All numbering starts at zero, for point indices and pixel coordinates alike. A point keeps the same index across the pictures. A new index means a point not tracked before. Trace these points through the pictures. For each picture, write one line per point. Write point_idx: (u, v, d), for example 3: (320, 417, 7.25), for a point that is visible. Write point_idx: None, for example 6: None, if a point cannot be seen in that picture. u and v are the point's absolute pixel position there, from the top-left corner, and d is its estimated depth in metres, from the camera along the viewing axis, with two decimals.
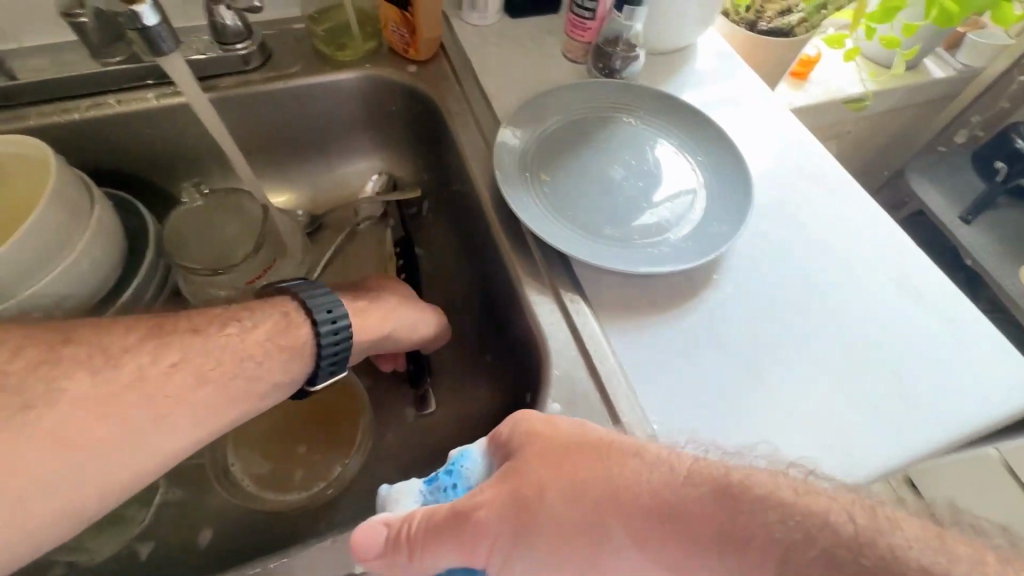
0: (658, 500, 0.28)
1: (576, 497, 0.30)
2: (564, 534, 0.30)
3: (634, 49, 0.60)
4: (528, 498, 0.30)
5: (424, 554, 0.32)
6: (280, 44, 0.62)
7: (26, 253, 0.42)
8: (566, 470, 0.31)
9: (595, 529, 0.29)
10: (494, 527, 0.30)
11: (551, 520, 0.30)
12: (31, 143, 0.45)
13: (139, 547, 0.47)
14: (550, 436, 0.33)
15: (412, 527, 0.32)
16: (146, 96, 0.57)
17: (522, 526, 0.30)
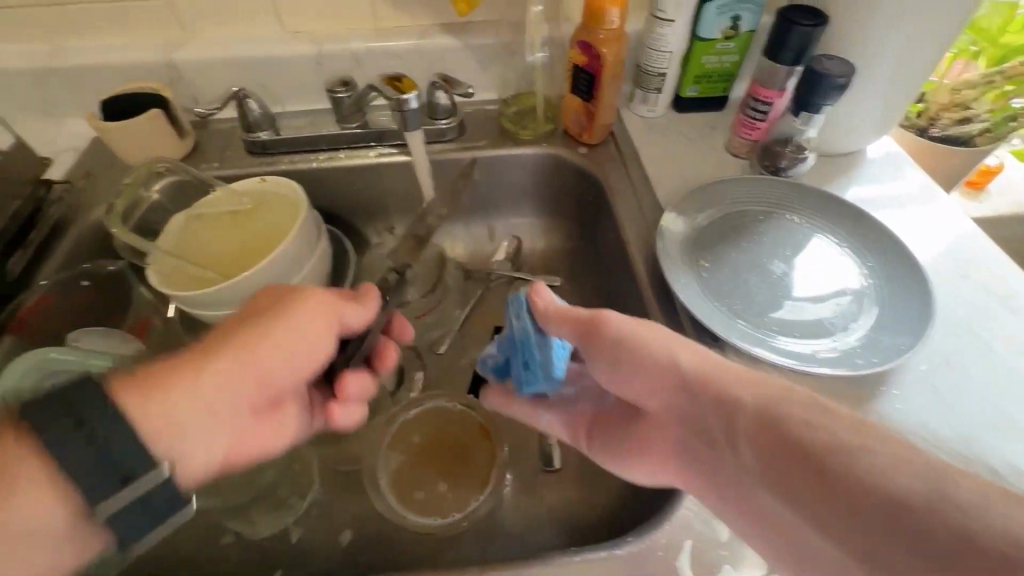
0: (785, 427, 0.32)
1: (695, 360, 0.37)
2: (730, 412, 0.34)
3: (803, 151, 0.62)
4: (709, 373, 0.36)
5: (556, 326, 0.43)
6: (474, 121, 0.73)
7: (275, 267, 0.53)
8: (750, 376, 0.35)
9: (763, 421, 0.32)
10: (646, 350, 0.38)
11: (663, 364, 0.37)
12: (295, 193, 0.58)
13: (292, 532, 0.52)
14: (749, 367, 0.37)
15: (561, 314, 0.43)
16: (366, 154, 0.70)
17: (637, 346, 0.39)
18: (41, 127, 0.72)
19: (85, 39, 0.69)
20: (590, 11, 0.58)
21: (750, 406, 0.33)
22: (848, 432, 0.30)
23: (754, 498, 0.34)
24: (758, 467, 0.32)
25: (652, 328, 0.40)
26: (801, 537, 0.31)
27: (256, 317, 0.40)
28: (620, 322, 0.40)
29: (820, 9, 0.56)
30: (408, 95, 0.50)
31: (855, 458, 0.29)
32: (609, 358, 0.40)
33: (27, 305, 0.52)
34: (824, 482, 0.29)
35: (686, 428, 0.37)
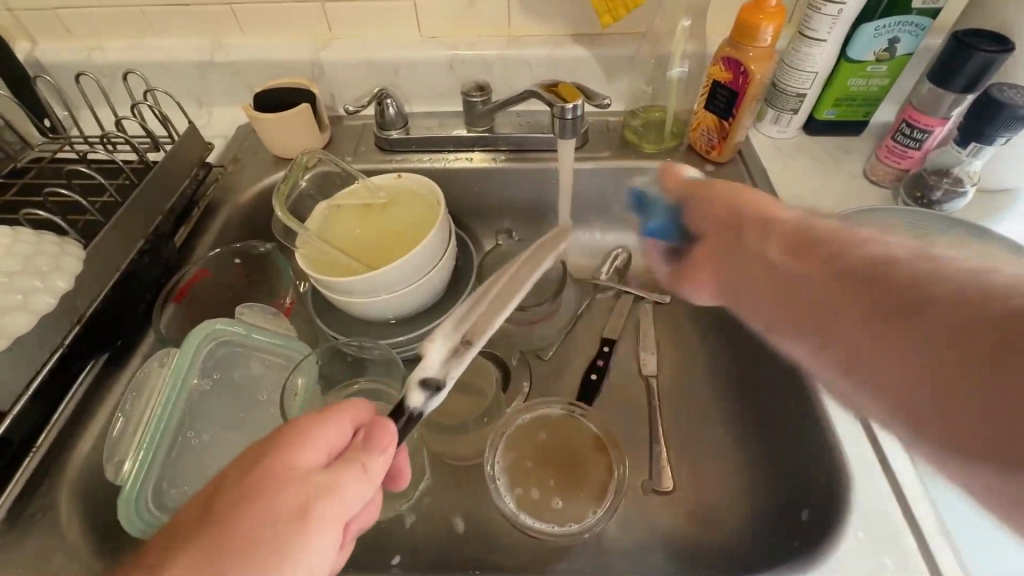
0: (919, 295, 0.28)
1: (788, 221, 0.37)
2: (817, 276, 0.33)
3: (963, 184, 0.58)
4: (811, 238, 0.35)
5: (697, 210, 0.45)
6: (596, 131, 0.73)
7: (415, 262, 0.55)
8: (818, 246, 0.34)
9: (854, 299, 0.31)
10: (789, 228, 0.37)
11: (730, 212, 0.42)
12: (433, 195, 0.61)
13: (406, 516, 0.54)
14: (784, 222, 0.37)
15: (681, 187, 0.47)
16: (488, 157, 0.71)
17: (753, 216, 0.40)
18: (195, 115, 0.79)
19: (243, 36, 0.74)
20: (742, 28, 0.57)
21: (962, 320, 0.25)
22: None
23: (798, 312, 0.34)
24: (873, 335, 0.29)
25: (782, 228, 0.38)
26: (870, 377, 0.29)
27: (240, 542, 0.31)
28: (728, 197, 0.42)
29: (999, 31, 0.53)
30: (572, 104, 0.57)
31: (965, 352, 0.24)
32: (774, 230, 0.38)
33: (189, 276, 0.55)
34: (928, 318, 0.27)
35: (735, 225, 0.41)
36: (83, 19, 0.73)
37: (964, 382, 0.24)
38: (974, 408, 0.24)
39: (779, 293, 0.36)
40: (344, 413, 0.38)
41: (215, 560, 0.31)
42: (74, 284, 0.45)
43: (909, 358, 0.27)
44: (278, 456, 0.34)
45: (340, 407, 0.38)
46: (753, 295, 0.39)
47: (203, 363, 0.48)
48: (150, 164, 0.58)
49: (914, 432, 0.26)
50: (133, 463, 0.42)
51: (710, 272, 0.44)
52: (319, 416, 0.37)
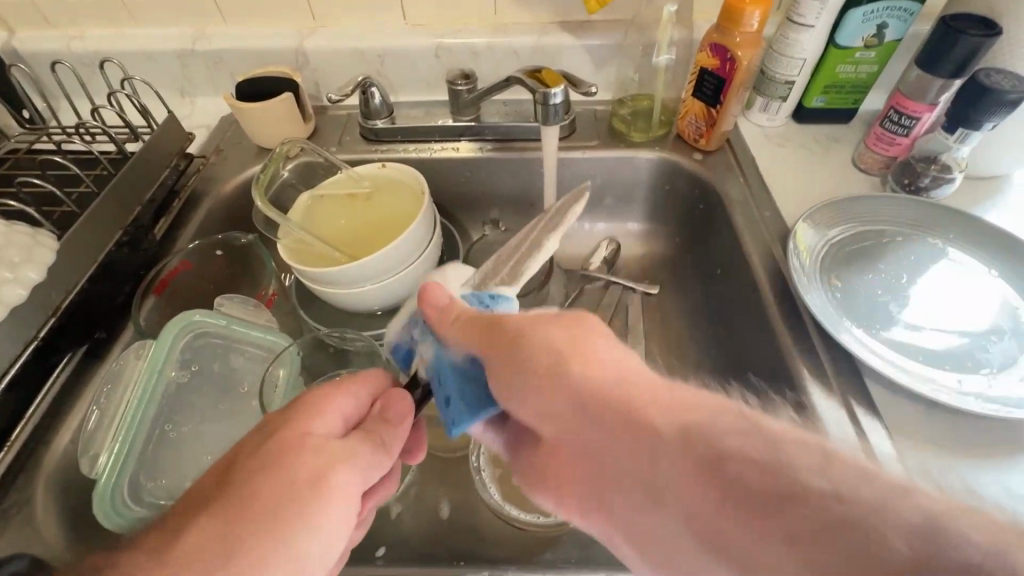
0: (635, 417, 0.27)
1: (619, 365, 0.30)
2: (608, 437, 0.28)
3: (951, 171, 0.57)
4: (609, 405, 0.29)
5: (448, 336, 0.37)
6: (584, 120, 0.73)
7: (399, 252, 0.54)
8: (583, 428, 0.30)
9: (648, 490, 0.27)
10: (665, 433, 0.26)
11: (551, 376, 0.31)
12: (418, 184, 0.60)
13: (391, 507, 0.53)
14: (573, 370, 0.30)
15: (453, 315, 0.37)
16: (474, 147, 0.70)
17: (564, 367, 0.31)
18: (178, 105, 0.78)
19: (225, 24, 0.73)
20: (729, 13, 0.56)
21: (612, 415, 0.28)
22: (764, 448, 0.23)
23: (597, 484, 0.31)
24: (665, 477, 0.26)
25: (613, 349, 0.32)
26: (651, 528, 0.27)
27: (276, 496, 0.32)
28: (533, 321, 0.34)
29: (990, 17, 0.52)
30: (553, 89, 0.57)
31: (675, 428, 0.26)
32: (578, 380, 0.30)
33: (169, 269, 0.54)
34: (654, 447, 0.26)
35: (570, 424, 0.31)
36: (60, 6, 0.72)
37: (715, 475, 0.24)
38: (782, 528, 0.21)
39: (630, 489, 0.28)
40: (356, 384, 0.39)
41: (230, 524, 0.31)
42: (47, 274, 0.45)
43: (710, 510, 0.24)
44: (297, 425, 0.35)
45: (354, 380, 0.39)
46: (595, 445, 0.30)
47: (181, 355, 0.48)
48: (128, 154, 0.57)
49: (687, 564, 0.26)
50: (109, 456, 0.42)
51: (508, 386, 0.33)
52: (334, 388, 0.38)
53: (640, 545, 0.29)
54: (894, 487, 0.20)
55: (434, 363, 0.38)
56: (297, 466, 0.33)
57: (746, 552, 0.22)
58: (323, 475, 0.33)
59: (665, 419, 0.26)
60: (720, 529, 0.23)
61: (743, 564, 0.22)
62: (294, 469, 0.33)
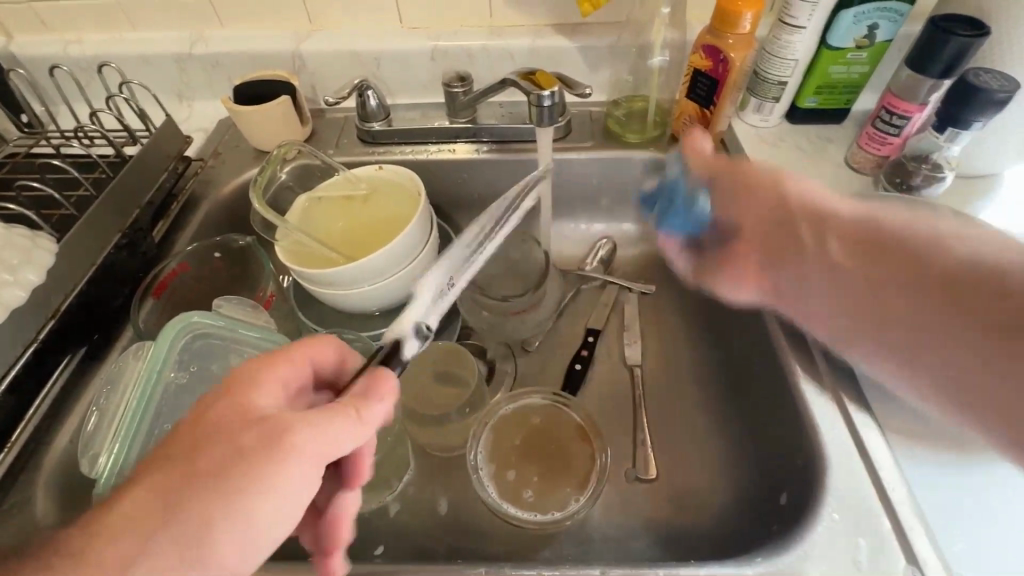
0: (916, 233, 0.42)
1: (852, 211, 0.47)
2: (862, 273, 0.45)
3: (941, 170, 0.58)
4: (825, 220, 0.48)
5: (694, 167, 0.55)
6: (581, 121, 0.73)
7: (396, 253, 0.55)
8: (885, 251, 0.43)
9: (878, 306, 0.43)
10: (915, 246, 0.41)
11: (815, 219, 0.48)
12: (414, 185, 0.60)
13: (390, 506, 0.54)
14: (837, 221, 0.47)
15: (702, 156, 0.55)
16: (471, 149, 0.71)
17: (830, 218, 0.48)
18: (175, 109, 0.78)
19: (222, 28, 0.73)
20: (722, 15, 0.57)
21: (880, 230, 0.44)
22: (999, 266, 0.36)
23: (873, 317, 0.44)
24: (911, 305, 0.41)
25: (834, 199, 0.48)
26: (930, 361, 0.40)
27: (225, 458, 0.32)
28: (810, 195, 0.49)
29: (979, 17, 0.53)
30: (547, 91, 0.57)
31: (935, 241, 0.40)
32: (847, 216, 0.47)
33: (168, 271, 0.55)
34: (893, 260, 0.42)
35: (818, 231, 0.48)
36: (58, 11, 0.72)
37: (956, 302, 0.37)
38: (980, 317, 0.36)
39: (908, 321, 0.41)
40: (301, 350, 0.40)
41: (180, 487, 0.31)
42: (45, 277, 0.45)
43: (947, 315, 0.38)
44: (235, 397, 0.35)
45: (296, 346, 0.40)
46: (852, 291, 0.46)
47: (178, 356, 0.48)
48: (126, 157, 0.57)
49: (886, 349, 0.44)
50: (108, 457, 0.42)
51: (759, 267, 0.53)
52: (278, 357, 0.39)
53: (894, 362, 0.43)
54: (1008, 258, 0.36)
55: (671, 184, 0.57)
56: (243, 432, 0.33)
57: (946, 370, 0.39)
58: (271, 440, 0.33)
59: (854, 220, 0.46)
60: (993, 326, 0.35)
61: (968, 323, 0.36)
62: (239, 436, 0.33)
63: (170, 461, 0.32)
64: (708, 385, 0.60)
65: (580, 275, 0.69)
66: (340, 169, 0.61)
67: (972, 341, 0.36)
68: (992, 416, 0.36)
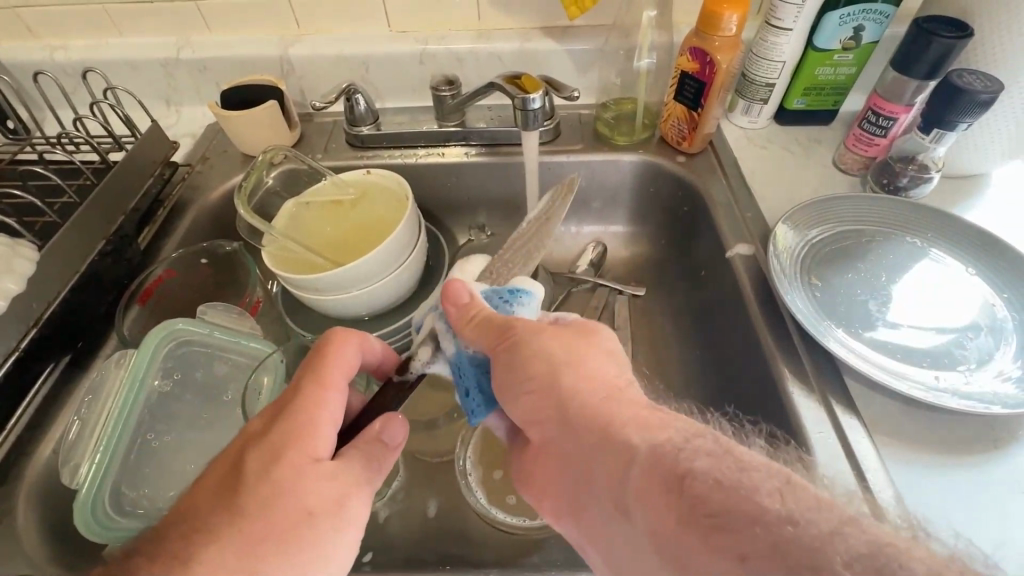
0: (622, 437, 0.30)
1: (587, 379, 0.34)
2: (531, 412, 0.35)
3: (928, 170, 0.58)
4: (558, 397, 0.34)
5: (465, 332, 0.39)
6: (569, 124, 0.73)
7: (383, 258, 0.55)
8: (510, 367, 0.36)
9: (584, 489, 0.31)
10: (649, 470, 0.27)
11: (562, 396, 0.33)
12: (403, 189, 0.60)
13: (380, 511, 0.54)
14: (547, 385, 0.34)
15: (471, 315, 0.39)
16: (460, 152, 0.71)
17: (565, 380, 0.34)
18: (163, 114, 0.78)
19: (209, 33, 0.73)
20: (707, 17, 0.57)
21: (588, 433, 0.31)
22: (749, 493, 0.24)
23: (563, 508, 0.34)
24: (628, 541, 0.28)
25: (606, 364, 0.35)
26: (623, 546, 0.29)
27: (296, 515, 0.34)
28: (538, 333, 0.37)
29: (964, 18, 0.53)
30: (533, 95, 0.57)
31: (655, 449, 0.28)
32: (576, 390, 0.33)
33: (154, 277, 0.54)
34: (629, 465, 0.28)
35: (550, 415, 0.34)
36: (44, 17, 0.72)
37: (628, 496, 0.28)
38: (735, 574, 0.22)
39: (601, 551, 0.31)
40: (338, 373, 0.39)
41: (259, 545, 0.33)
42: (25, 285, 0.45)
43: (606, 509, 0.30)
44: (301, 449, 0.36)
45: (330, 368, 0.39)
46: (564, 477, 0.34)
47: (163, 363, 0.48)
48: (111, 163, 0.57)
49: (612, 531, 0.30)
50: (89, 467, 0.41)
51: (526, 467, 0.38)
52: (321, 390, 0.38)
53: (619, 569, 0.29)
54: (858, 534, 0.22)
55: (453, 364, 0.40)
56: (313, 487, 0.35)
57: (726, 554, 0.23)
58: (340, 494, 0.36)
59: (592, 414, 0.32)
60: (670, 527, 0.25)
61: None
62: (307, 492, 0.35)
63: (235, 515, 0.33)
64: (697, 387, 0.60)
65: (570, 277, 0.69)
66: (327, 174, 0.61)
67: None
68: None
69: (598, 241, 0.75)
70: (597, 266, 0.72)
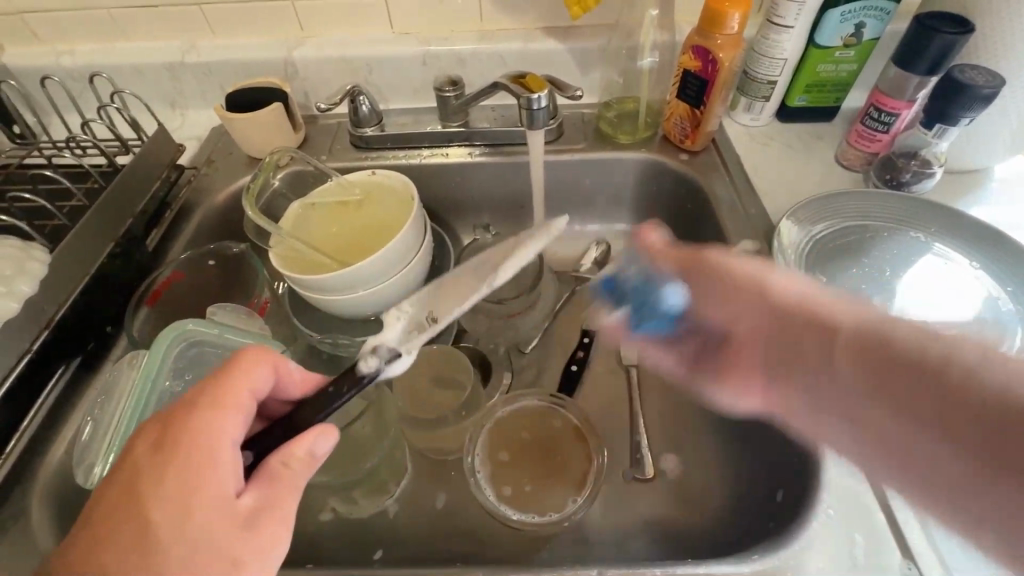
0: (888, 337, 0.30)
1: (784, 283, 0.37)
2: (717, 285, 0.41)
3: (930, 166, 0.58)
4: (738, 283, 0.39)
5: (659, 263, 0.45)
6: (572, 123, 0.73)
7: (389, 258, 0.55)
8: (704, 275, 0.42)
9: (789, 359, 0.36)
10: (839, 337, 0.32)
11: (755, 282, 0.38)
12: (407, 189, 0.60)
13: (389, 508, 0.54)
14: (738, 270, 0.40)
15: (659, 249, 0.45)
16: (464, 152, 0.71)
17: (768, 283, 0.38)
18: (169, 117, 0.78)
19: (213, 36, 0.74)
20: (709, 16, 0.57)
21: (808, 329, 0.34)
22: (912, 340, 0.29)
23: (798, 389, 0.36)
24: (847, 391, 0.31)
25: (800, 278, 0.37)
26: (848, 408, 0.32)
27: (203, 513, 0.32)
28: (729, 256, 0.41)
29: (963, 13, 0.53)
30: (536, 94, 0.57)
31: (853, 322, 0.32)
32: (773, 284, 0.37)
33: (161, 280, 0.55)
34: (868, 357, 0.30)
35: (769, 300, 0.37)
36: (50, 22, 0.72)
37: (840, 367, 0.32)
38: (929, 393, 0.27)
39: (823, 407, 0.34)
40: (239, 389, 0.36)
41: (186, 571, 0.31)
42: (37, 287, 0.45)
43: (847, 390, 0.31)
44: (178, 437, 0.33)
45: (232, 384, 0.35)
46: (779, 350, 0.37)
47: (174, 364, 0.48)
48: (118, 166, 0.57)
49: (834, 406, 0.33)
50: (104, 468, 0.42)
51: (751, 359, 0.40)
52: (217, 402, 0.34)
53: (872, 464, 0.31)
54: (984, 354, 0.26)
55: (635, 285, 0.45)
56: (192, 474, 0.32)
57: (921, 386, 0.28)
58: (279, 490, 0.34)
59: (794, 295, 0.36)
60: (883, 391, 0.29)
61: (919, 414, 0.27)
62: (191, 477, 0.32)
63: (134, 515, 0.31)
64: None
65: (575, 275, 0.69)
66: (332, 174, 0.62)
67: (946, 461, 0.26)
68: (910, 467, 0.28)
69: (602, 239, 0.75)
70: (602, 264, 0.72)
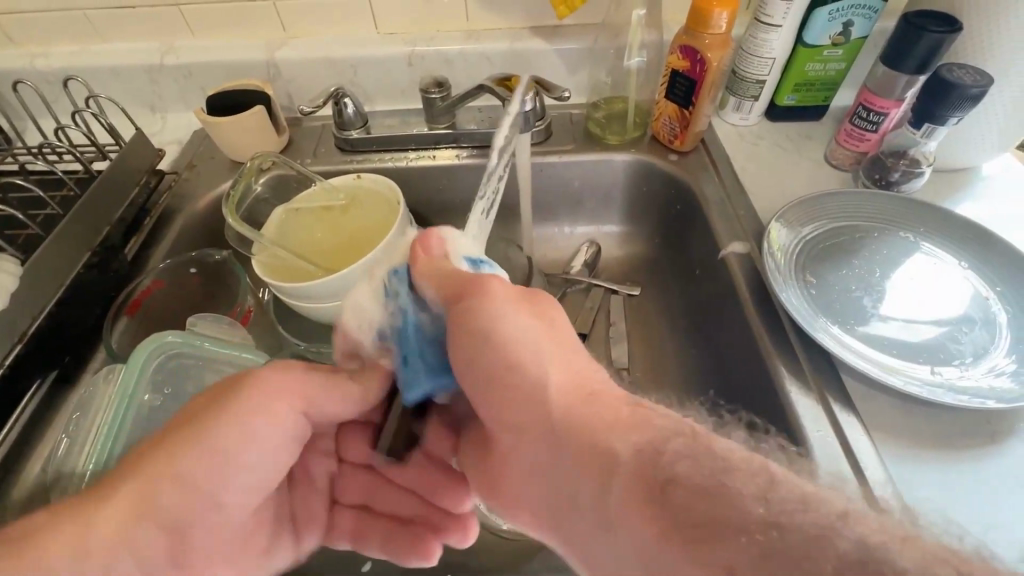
0: (602, 446, 0.29)
1: (532, 357, 0.33)
2: (482, 379, 0.35)
3: (919, 165, 0.58)
4: (495, 359, 0.34)
5: (420, 273, 0.38)
6: (560, 124, 0.73)
7: None
8: (529, 339, 0.34)
9: (531, 414, 0.32)
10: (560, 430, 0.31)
11: (537, 383, 0.33)
12: (393, 192, 0.59)
13: None
14: (518, 335, 0.34)
15: (434, 265, 0.38)
16: (451, 154, 0.70)
17: (547, 379, 0.33)
18: (148, 121, 0.76)
19: (193, 37, 0.72)
20: (696, 15, 0.56)
21: (518, 393, 0.33)
22: (637, 449, 0.28)
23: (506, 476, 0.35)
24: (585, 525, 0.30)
25: (520, 329, 0.34)
26: (575, 510, 0.30)
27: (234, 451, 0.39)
28: (504, 312, 0.35)
29: (950, 12, 0.53)
30: (522, 97, 0.56)
31: (632, 454, 0.28)
32: (508, 354, 0.33)
33: (142, 288, 0.54)
34: (615, 471, 0.28)
35: (524, 418, 0.33)
36: (24, 24, 0.71)
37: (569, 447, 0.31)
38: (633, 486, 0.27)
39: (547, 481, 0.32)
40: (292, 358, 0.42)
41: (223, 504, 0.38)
42: (8, 301, 0.44)
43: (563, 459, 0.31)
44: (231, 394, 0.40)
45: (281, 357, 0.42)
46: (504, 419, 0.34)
47: (154, 376, 0.47)
48: (95, 173, 0.56)
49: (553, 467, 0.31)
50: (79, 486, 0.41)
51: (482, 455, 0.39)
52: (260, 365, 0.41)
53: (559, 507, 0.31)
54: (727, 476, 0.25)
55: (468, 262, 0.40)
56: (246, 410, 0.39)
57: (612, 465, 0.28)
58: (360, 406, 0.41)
59: (568, 410, 0.31)
60: (573, 431, 0.30)
61: (631, 500, 0.27)
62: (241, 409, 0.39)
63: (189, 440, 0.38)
64: (695, 385, 0.60)
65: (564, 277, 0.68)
66: (317, 179, 0.60)
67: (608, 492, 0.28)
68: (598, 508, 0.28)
69: (592, 241, 0.75)
70: (593, 266, 0.72)
